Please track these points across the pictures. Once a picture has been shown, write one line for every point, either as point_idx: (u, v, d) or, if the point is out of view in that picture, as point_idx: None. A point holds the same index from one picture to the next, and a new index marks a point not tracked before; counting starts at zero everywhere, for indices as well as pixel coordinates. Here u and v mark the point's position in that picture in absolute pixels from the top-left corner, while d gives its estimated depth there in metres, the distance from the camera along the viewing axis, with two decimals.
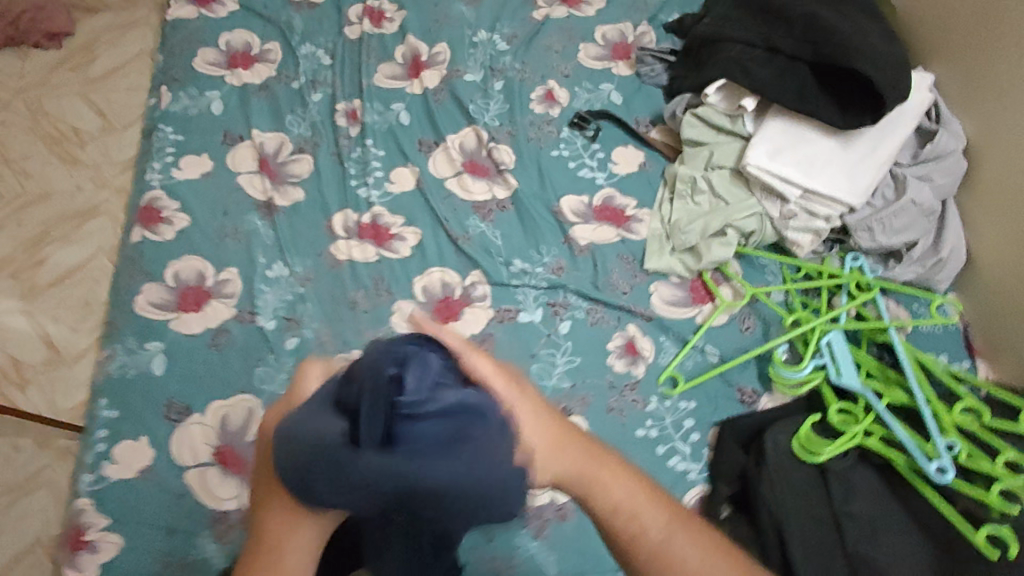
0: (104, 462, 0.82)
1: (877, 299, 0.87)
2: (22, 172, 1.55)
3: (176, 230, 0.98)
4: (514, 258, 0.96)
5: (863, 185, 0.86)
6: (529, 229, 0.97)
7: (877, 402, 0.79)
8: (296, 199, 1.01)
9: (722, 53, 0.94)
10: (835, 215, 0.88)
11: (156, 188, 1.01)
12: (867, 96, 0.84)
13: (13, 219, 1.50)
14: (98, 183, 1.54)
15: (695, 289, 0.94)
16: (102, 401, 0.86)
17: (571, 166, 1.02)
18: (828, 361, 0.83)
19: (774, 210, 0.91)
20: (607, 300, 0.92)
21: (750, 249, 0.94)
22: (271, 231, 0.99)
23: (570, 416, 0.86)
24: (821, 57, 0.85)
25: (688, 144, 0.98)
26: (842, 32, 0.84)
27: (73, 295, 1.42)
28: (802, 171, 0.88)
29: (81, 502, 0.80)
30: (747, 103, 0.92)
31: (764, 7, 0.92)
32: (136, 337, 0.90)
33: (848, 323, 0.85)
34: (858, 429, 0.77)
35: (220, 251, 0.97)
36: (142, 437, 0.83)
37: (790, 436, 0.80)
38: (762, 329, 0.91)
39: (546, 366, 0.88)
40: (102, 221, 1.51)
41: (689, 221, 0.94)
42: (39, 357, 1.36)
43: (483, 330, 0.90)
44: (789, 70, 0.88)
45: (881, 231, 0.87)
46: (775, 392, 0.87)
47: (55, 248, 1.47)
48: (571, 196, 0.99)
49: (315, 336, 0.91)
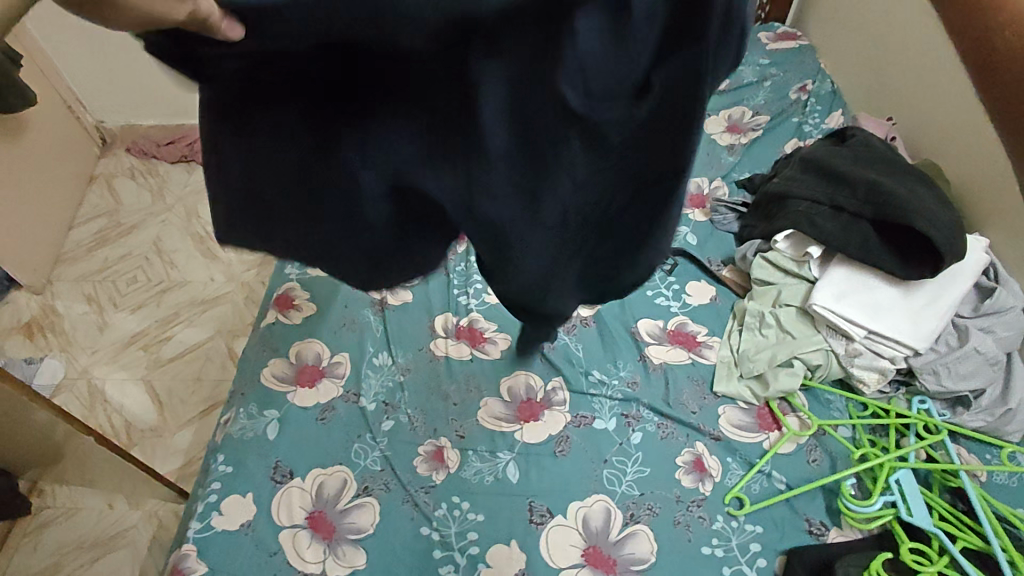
0: (213, 513, 0.91)
1: (947, 442, 0.91)
2: (169, 263, 1.83)
3: (304, 316, 1.15)
4: (593, 368, 1.04)
5: (927, 331, 0.94)
6: (608, 345, 1.07)
7: (952, 545, 0.81)
8: (406, 299, 1.16)
9: (791, 208, 1.06)
10: (899, 356, 0.96)
11: (292, 281, 1.19)
12: (927, 252, 0.96)
13: (154, 300, 1.75)
14: (227, 276, 1.79)
15: (762, 415, 0.99)
16: (220, 457, 0.97)
17: (649, 294, 1.14)
18: (898, 498, 0.85)
19: (840, 347, 0.99)
20: (678, 417, 0.99)
21: (817, 383, 1.00)
22: (381, 325, 1.14)
23: (638, 524, 0.89)
24: (883, 217, 0.96)
25: (758, 284, 1.08)
26: (901, 195, 0.96)
27: (186, 371, 1.60)
28: (867, 314, 0.97)
29: (186, 547, 0.89)
30: (813, 250, 1.03)
31: (826, 172, 1.06)
32: (258, 404, 1.03)
33: (916, 464, 0.88)
34: (932, 570, 0.79)
35: (336, 337, 1.11)
36: (248, 493, 0.93)
37: (860, 569, 0.81)
38: (829, 462, 0.94)
39: (616, 474, 0.93)
40: (224, 308, 1.72)
41: (758, 351, 1.02)
42: (149, 422, 1.51)
43: (560, 432, 0.98)
44: (852, 225, 0.99)
45: (946, 375, 0.92)
46: (844, 527, 0.88)
47: (182, 328, 1.69)
48: (648, 320, 1.10)
49: (408, 420, 1.01)
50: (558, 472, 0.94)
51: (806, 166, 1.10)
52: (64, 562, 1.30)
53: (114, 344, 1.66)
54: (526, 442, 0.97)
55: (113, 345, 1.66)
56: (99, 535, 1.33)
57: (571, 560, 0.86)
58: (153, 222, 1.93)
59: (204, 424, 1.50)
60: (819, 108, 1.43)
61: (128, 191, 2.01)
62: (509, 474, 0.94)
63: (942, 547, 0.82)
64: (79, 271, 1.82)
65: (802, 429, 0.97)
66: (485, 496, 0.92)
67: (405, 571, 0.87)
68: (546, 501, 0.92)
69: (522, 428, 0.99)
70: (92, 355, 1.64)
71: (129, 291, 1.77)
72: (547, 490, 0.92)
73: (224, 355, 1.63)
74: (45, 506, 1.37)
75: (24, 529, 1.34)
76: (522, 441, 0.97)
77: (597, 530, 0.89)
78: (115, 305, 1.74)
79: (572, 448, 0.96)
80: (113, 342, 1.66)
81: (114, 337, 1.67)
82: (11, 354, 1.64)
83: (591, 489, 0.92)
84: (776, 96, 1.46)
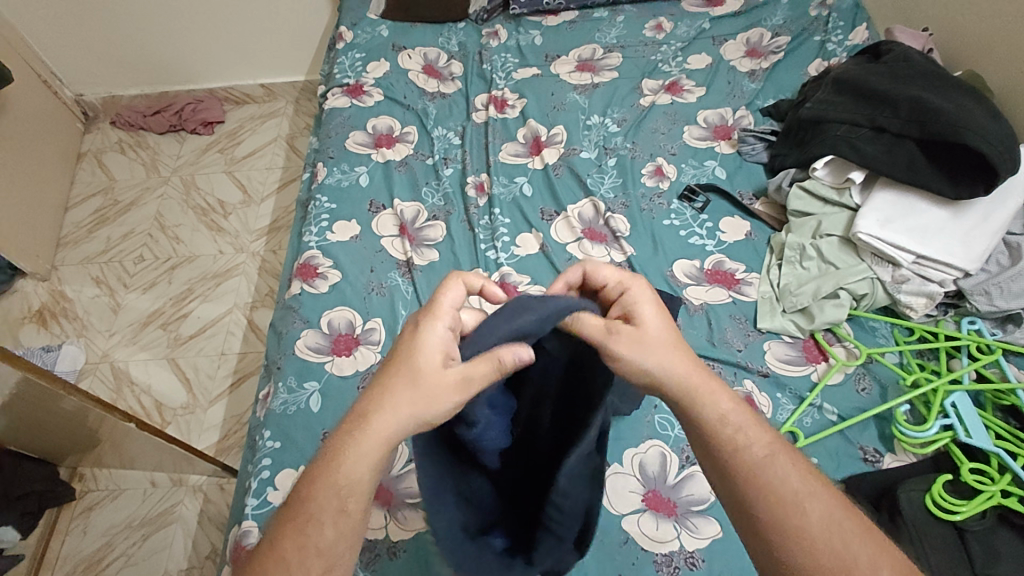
0: (269, 489, 0.91)
1: (1000, 360, 0.91)
2: (175, 238, 1.78)
3: (330, 284, 1.11)
4: (652, 283, 1.05)
5: (978, 251, 0.94)
6: (661, 252, 1.09)
7: (1012, 462, 0.82)
8: (432, 259, 1.13)
9: (829, 132, 1.04)
10: (949, 279, 0.96)
11: (313, 249, 1.15)
12: (978, 170, 0.93)
13: (165, 278, 1.70)
14: (236, 247, 1.75)
15: (808, 348, 0.98)
16: (267, 433, 0.96)
17: (683, 234, 1.11)
18: (955, 421, 0.85)
19: (886, 274, 0.98)
20: (724, 356, 0.97)
21: (862, 312, 0.99)
22: (410, 286, 1.11)
23: (695, 466, 0.91)
24: (929, 135, 0.94)
25: (796, 215, 1.07)
26: (947, 111, 0.93)
27: (209, 345, 1.58)
28: (915, 238, 0.96)
29: (247, 524, 0.88)
30: (856, 176, 1.01)
31: (865, 93, 1.03)
32: (296, 377, 1.01)
33: (971, 385, 0.89)
34: (995, 488, 0.79)
35: (366, 303, 1.08)
36: (300, 466, 0.93)
37: (922, 493, 0.81)
38: (879, 389, 0.94)
39: (667, 419, 0.95)
40: (237, 281, 1.69)
41: (799, 284, 1.00)
42: (179, 400, 1.50)
43: (668, 483, 0.89)
44: (896, 146, 0.98)
45: (998, 295, 0.93)
46: (899, 452, 0.88)
47: (198, 304, 1.65)
48: (683, 260, 1.08)
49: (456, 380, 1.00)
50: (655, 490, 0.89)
51: (840, 87, 1.07)
52: (116, 542, 1.31)
53: (131, 325, 1.63)
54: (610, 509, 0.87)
55: (130, 326, 1.62)
56: (147, 514, 1.34)
57: (634, 505, 0.87)
58: (152, 196, 1.86)
59: (234, 399, 1.50)
60: (842, 24, 1.35)
61: (120, 166, 1.93)
62: (673, 460, 0.91)
63: (1003, 466, 0.83)
64: (82, 254, 1.76)
65: (850, 358, 0.96)
66: (650, 456, 0.91)
67: None
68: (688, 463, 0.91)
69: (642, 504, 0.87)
70: (109, 338, 1.61)
71: (138, 270, 1.72)
72: (677, 449, 0.92)
73: (244, 327, 1.61)
74: (89, 490, 1.37)
75: (70, 515, 1.35)
76: (612, 511, 0.87)
77: (655, 475, 0.90)
78: (126, 285, 1.70)
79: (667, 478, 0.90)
80: (131, 322, 1.63)
81: (130, 318, 1.64)
82: (26, 342, 1.59)
83: (644, 436, 0.94)
84: (795, 15, 1.39)
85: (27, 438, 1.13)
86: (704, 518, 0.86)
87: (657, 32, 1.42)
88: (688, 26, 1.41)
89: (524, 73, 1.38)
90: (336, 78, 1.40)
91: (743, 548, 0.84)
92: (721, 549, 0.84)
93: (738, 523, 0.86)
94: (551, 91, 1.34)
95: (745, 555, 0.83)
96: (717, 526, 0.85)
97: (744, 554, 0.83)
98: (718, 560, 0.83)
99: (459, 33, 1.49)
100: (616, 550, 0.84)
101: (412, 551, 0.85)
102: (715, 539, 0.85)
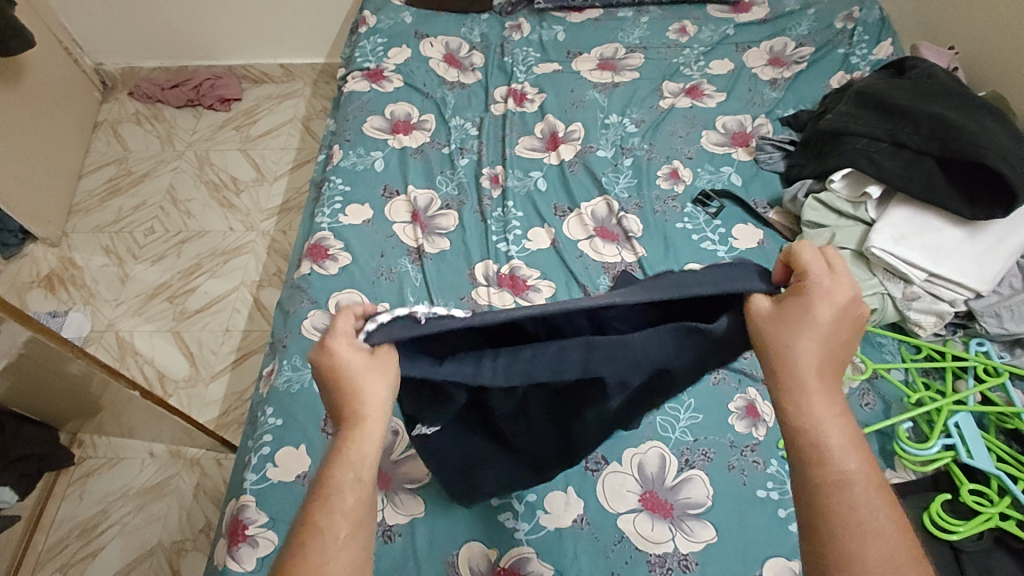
0: (268, 465, 0.91)
1: (1006, 384, 0.91)
2: (186, 212, 1.78)
3: (340, 266, 1.11)
4: None
5: (991, 273, 0.94)
6: (671, 255, 1.09)
7: (1013, 485, 0.81)
8: (443, 247, 1.13)
9: (848, 145, 1.04)
10: (960, 299, 0.96)
11: (324, 230, 1.15)
12: (997, 192, 0.93)
13: (175, 251, 1.71)
14: (247, 225, 1.75)
15: None
16: (270, 410, 0.97)
17: (695, 238, 1.11)
18: (957, 441, 0.85)
19: (897, 290, 0.97)
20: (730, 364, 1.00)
21: (871, 327, 0.99)
22: (419, 273, 1.11)
23: (693, 469, 0.91)
24: (950, 153, 0.94)
25: (809, 226, 1.07)
26: (970, 130, 0.93)
27: (214, 321, 1.59)
28: (928, 256, 0.96)
29: (245, 499, 0.89)
30: (873, 190, 1.01)
31: (888, 108, 1.03)
32: (301, 356, 1.01)
33: (975, 406, 0.88)
34: (994, 510, 0.79)
35: (375, 288, 1.09)
36: (301, 445, 0.93)
37: (921, 510, 0.81)
38: (882, 405, 0.94)
39: (669, 421, 0.95)
40: (245, 258, 1.69)
41: None
42: (181, 372, 1.51)
43: (668, 485, 0.90)
44: (915, 162, 0.97)
45: (1009, 318, 0.93)
46: (899, 469, 0.87)
47: (205, 279, 1.66)
48: (694, 265, 1.08)
49: None
50: (654, 489, 0.89)
51: (863, 101, 1.07)
52: (111, 510, 1.32)
53: (139, 296, 1.63)
54: (608, 506, 0.87)
55: (137, 296, 1.63)
56: (143, 483, 1.35)
57: (630, 504, 0.88)
58: (166, 169, 1.87)
59: (236, 375, 1.50)
60: (866, 37, 1.35)
61: (135, 138, 1.94)
62: (673, 462, 0.91)
63: (1003, 488, 0.83)
64: (93, 222, 1.77)
65: (855, 372, 0.96)
66: (648, 459, 0.91)
67: (463, 518, 0.86)
68: (687, 465, 0.92)
69: (639, 504, 0.88)
70: (116, 307, 1.61)
71: (148, 242, 1.73)
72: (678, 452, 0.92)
73: (250, 305, 1.61)
74: (87, 456, 1.38)
75: (67, 480, 1.35)
76: (609, 508, 0.87)
77: (653, 476, 0.90)
78: (135, 256, 1.70)
79: (667, 478, 0.90)
80: (138, 293, 1.64)
81: (137, 289, 1.64)
82: (34, 306, 1.60)
83: (645, 436, 0.94)
84: (820, 26, 1.38)
85: (30, 401, 1.15)
86: (701, 521, 0.86)
87: (681, 35, 1.41)
88: (712, 31, 1.41)
89: (545, 68, 1.38)
90: (356, 62, 1.40)
91: (737, 554, 0.84)
92: (716, 553, 0.84)
93: (733, 529, 0.86)
94: (571, 87, 1.34)
95: (740, 560, 0.84)
96: (712, 531, 0.86)
97: (738, 560, 0.84)
98: (711, 564, 0.83)
99: (482, 25, 1.49)
100: (609, 548, 0.84)
101: (407, 537, 0.85)
102: (710, 543, 0.85)
